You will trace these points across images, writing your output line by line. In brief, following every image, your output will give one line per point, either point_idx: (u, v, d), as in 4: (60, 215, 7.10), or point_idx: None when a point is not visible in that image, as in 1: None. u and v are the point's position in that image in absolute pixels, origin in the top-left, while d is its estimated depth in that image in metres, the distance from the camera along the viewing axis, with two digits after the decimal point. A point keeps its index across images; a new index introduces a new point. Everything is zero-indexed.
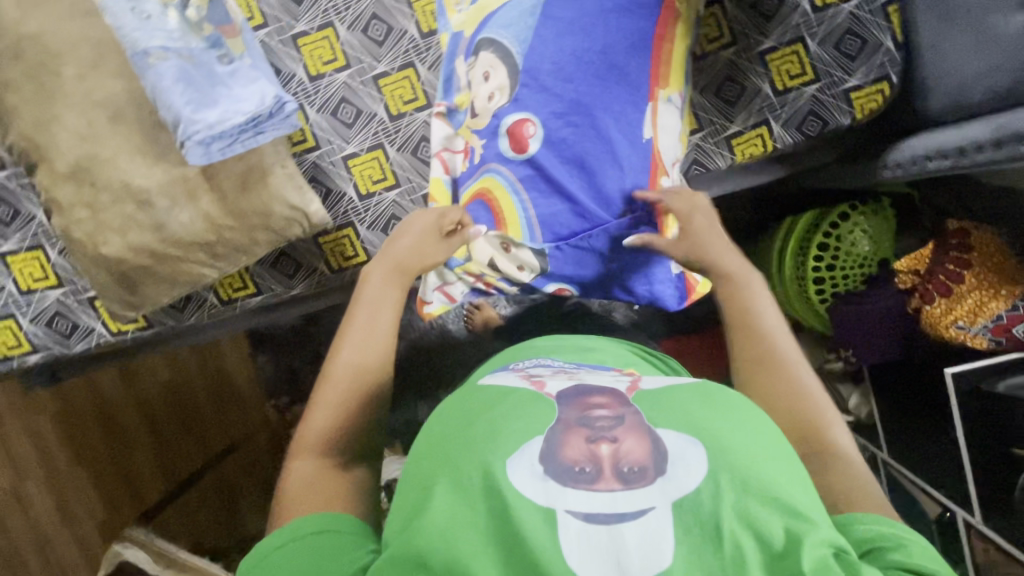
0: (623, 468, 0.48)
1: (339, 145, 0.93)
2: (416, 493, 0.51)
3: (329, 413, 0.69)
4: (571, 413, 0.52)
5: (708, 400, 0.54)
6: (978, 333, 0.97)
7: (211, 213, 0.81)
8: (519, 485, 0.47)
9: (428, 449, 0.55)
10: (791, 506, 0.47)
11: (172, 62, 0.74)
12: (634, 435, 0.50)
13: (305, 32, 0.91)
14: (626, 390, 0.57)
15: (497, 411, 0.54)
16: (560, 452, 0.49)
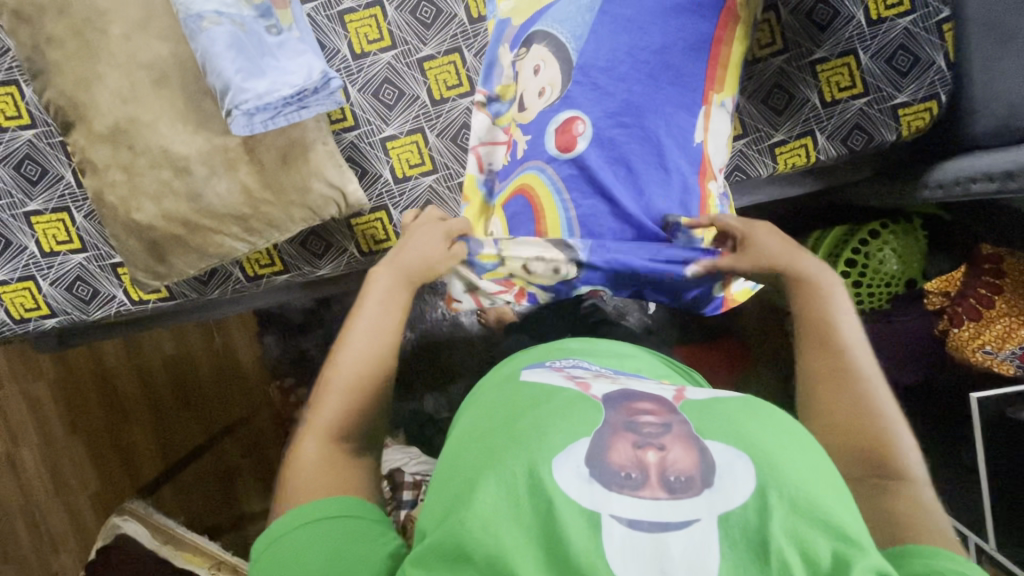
0: (670, 477, 0.45)
1: (379, 126, 0.92)
2: (455, 485, 0.48)
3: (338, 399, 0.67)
4: (619, 416, 0.50)
5: (756, 414, 0.51)
6: (1006, 359, 0.97)
7: (249, 185, 0.79)
8: (564, 484, 0.45)
9: (469, 444, 0.53)
10: (845, 531, 0.43)
11: (224, 27, 0.72)
12: (682, 444, 0.47)
13: (352, 9, 0.90)
14: (671, 398, 0.54)
15: (543, 408, 0.52)
16: (606, 455, 0.46)
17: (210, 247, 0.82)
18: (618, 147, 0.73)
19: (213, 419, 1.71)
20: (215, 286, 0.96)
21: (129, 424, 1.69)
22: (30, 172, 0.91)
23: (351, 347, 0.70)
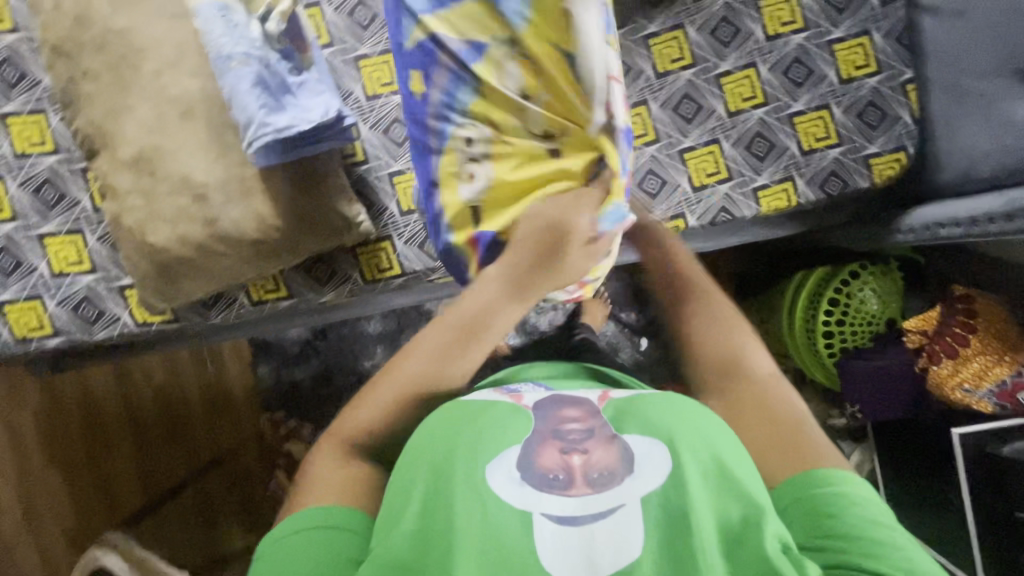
0: (593, 474, 0.54)
1: (387, 162, 0.97)
2: (396, 498, 0.56)
3: (368, 418, 0.64)
4: (547, 426, 0.57)
5: (673, 401, 0.60)
6: (983, 398, 1.01)
7: (263, 212, 0.83)
8: (497, 489, 0.53)
9: (414, 458, 0.57)
10: (751, 497, 0.52)
11: (252, 68, 0.77)
12: (602, 446, 0.55)
13: (367, 54, 0.97)
14: (597, 398, 0.62)
15: (475, 425, 0.58)
16: (535, 461, 0.55)
17: (222, 271, 0.85)
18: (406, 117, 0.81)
19: (201, 450, 1.68)
20: (221, 310, 0.98)
21: (112, 454, 1.65)
22: (49, 196, 0.95)
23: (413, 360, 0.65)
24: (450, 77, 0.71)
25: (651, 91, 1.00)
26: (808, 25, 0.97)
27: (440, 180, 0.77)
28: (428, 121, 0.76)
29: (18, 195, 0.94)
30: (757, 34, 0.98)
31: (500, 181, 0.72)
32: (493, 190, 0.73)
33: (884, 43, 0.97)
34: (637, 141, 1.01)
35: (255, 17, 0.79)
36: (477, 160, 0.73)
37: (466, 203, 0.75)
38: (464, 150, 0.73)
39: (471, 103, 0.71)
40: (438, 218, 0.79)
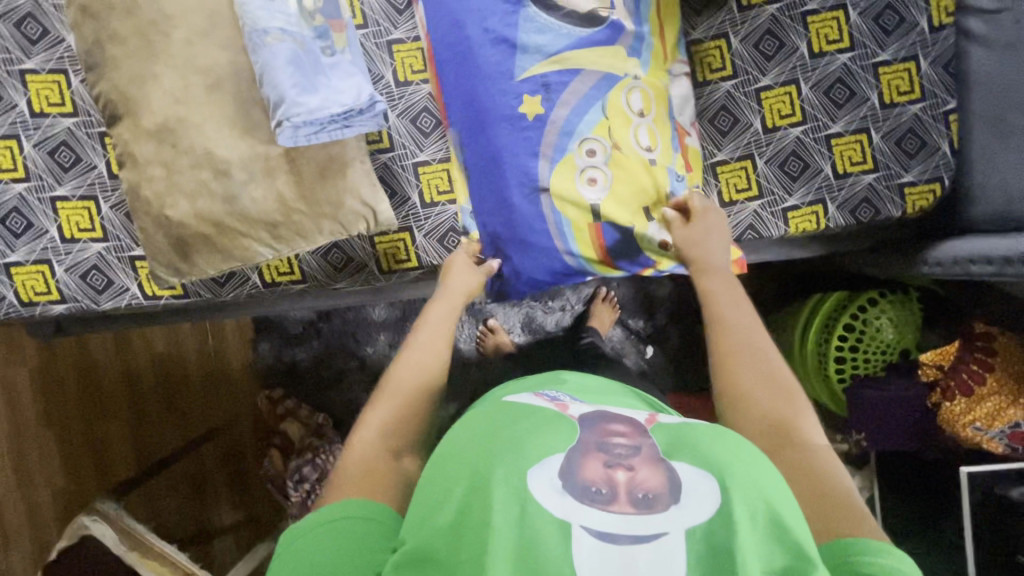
0: (637, 494, 0.50)
1: (413, 151, 0.95)
2: (432, 494, 0.53)
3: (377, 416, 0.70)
4: (592, 437, 0.54)
5: (723, 437, 0.55)
6: (993, 437, 1.00)
7: (286, 194, 0.81)
8: (539, 495, 0.50)
9: (451, 457, 0.55)
10: (801, 548, 0.48)
11: (286, 44, 0.75)
12: (649, 465, 0.52)
13: (401, 39, 0.94)
14: (644, 420, 0.59)
15: (525, 425, 0.55)
16: (578, 472, 0.51)
17: (238, 250, 0.83)
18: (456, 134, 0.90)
19: (196, 423, 1.67)
20: (231, 290, 0.96)
21: (107, 421, 1.64)
22: (64, 158, 0.92)
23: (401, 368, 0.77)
24: (574, 105, 0.85)
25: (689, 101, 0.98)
26: (854, 45, 0.95)
27: (551, 184, 0.85)
28: (544, 135, 0.85)
29: (32, 156, 0.92)
30: (802, 50, 0.95)
31: (620, 192, 0.85)
32: (615, 195, 0.86)
33: (930, 70, 0.95)
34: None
35: None
36: (600, 167, 0.85)
37: (589, 200, 0.85)
38: (587, 156, 0.85)
39: (597, 123, 0.85)
40: (543, 217, 0.86)
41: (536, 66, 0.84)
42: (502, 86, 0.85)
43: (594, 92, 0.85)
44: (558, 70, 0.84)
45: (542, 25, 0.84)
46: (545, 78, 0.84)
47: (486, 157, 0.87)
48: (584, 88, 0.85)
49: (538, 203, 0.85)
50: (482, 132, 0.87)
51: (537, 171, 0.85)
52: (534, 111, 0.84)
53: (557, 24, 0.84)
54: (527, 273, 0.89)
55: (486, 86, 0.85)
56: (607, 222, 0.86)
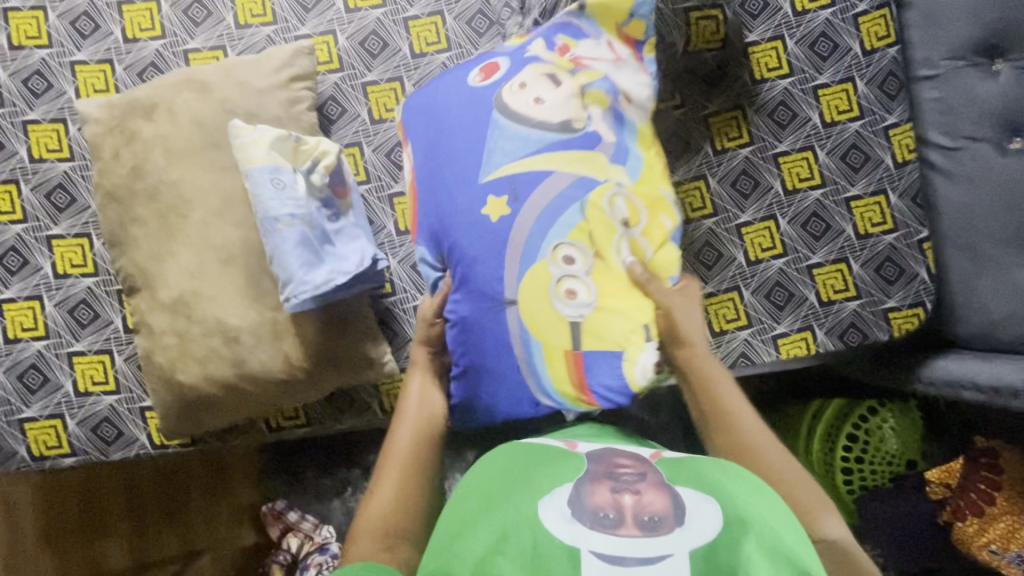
0: (644, 517, 0.57)
1: (413, 294, 1.00)
2: (460, 520, 0.62)
3: (384, 494, 0.74)
4: (600, 468, 0.64)
5: (727, 469, 0.63)
6: (1012, 561, 0.98)
7: (291, 354, 0.85)
8: (546, 518, 0.58)
9: (473, 488, 0.66)
10: (792, 559, 0.54)
11: (295, 227, 0.80)
12: (654, 490, 0.60)
13: (401, 192, 1.01)
14: (650, 455, 0.68)
15: (537, 467, 0.66)
16: (588, 499, 0.59)
17: (248, 407, 0.87)
18: (431, 253, 0.86)
19: (195, 541, 1.53)
20: (238, 436, 0.98)
21: (107, 537, 1.51)
22: (82, 316, 0.97)
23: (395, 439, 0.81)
24: (542, 212, 0.78)
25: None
26: (825, 182, 1.01)
27: (520, 297, 0.77)
28: (509, 244, 0.78)
29: (53, 315, 0.97)
30: (777, 187, 1.01)
31: (603, 310, 0.77)
32: (594, 315, 0.77)
33: (899, 202, 1.01)
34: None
35: (300, 171, 0.84)
36: (579, 278, 0.77)
37: (567, 318, 0.77)
38: (562, 266, 0.77)
39: (573, 227, 0.77)
40: (508, 335, 0.78)
41: (508, 169, 0.79)
42: (467, 195, 0.80)
43: (570, 194, 0.78)
44: (529, 173, 0.79)
45: (511, 133, 0.80)
46: (512, 181, 0.79)
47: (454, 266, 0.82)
48: (557, 188, 0.78)
49: (503, 319, 0.78)
50: (449, 242, 0.82)
51: (502, 285, 0.78)
52: (499, 215, 0.79)
53: (529, 133, 0.79)
54: (495, 402, 0.82)
55: (454, 195, 0.81)
56: (589, 351, 0.77)
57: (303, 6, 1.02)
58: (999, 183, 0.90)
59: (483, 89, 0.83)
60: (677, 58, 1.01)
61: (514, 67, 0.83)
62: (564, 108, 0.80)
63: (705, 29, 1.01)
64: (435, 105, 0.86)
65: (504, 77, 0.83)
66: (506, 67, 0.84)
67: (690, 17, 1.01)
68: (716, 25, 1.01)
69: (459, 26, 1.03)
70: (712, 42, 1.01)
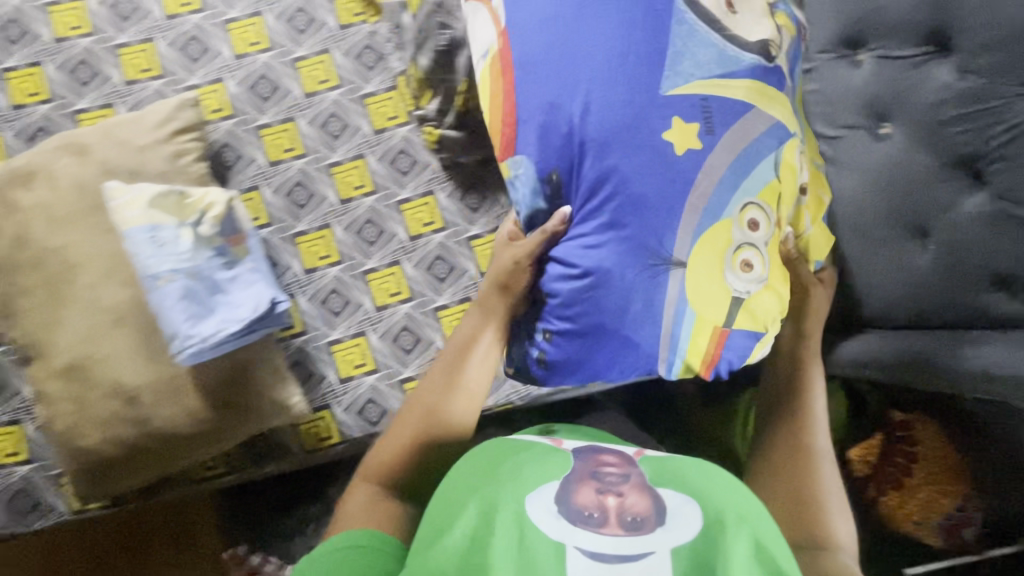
0: (628, 517, 0.54)
1: (324, 331, 1.00)
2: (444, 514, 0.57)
3: (398, 445, 0.74)
4: (587, 466, 0.60)
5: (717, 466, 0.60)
6: (931, 529, 1.04)
7: (194, 408, 0.85)
8: (535, 516, 0.55)
9: (456, 480, 0.60)
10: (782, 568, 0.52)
11: (177, 282, 0.81)
12: (638, 491, 0.57)
13: (304, 232, 1.02)
14: (634, 452, 0.64)
15: (527, 457, 0.62)
16: (574, 496, 0.56)
17: (158, 464, 0.87)
18: (540, 178, 0.76)
19: None
20: (160, 492, 0.97)
21: None
22: None
23: (428, 387, 0.79)
24: (733, 165, 0.73)
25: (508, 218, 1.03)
26: None
27: (688, 259, 0.72)
28: (693, 179, 0.72)
29: None
30: None
31: (770, 287, 0.75)
32: (764, 288, 0.75)
33: None
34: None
35: (187, 223, 0.85)
36: (757, 249, 0.74)
37: (732, 291, 0.74)
38: (746, 230, 0.74)
39: (767, 185, 0.74)
40: (665, 300, 0.73)
41: (694, 88, 0.73)
42: (638, 107, 0.72)
43: (762, 145, 0.74)
44: (722, 100, 0.73)
45: (704, 44, 0.74)
46: (703, 102, 0.73)
47: (596, 203, 0.73)
48: (755, 129, 0.74)
49: (657, 279, 0.72)
50: (603, 179, 0.73)
51: (670, 243, 0.72)
52: (682, 145, 0.72)
53: (721, 43, 0.74)
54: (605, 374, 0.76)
55: (621, 104, 0.72)
56: (736, 329, 0.74)
57: (189, 56, 1.03)
58: (875, 166, 0.87)
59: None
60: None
61: None
62: (758, 24, 0.76)
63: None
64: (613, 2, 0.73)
65: None
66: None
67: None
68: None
69: (348, 63, 1.04)
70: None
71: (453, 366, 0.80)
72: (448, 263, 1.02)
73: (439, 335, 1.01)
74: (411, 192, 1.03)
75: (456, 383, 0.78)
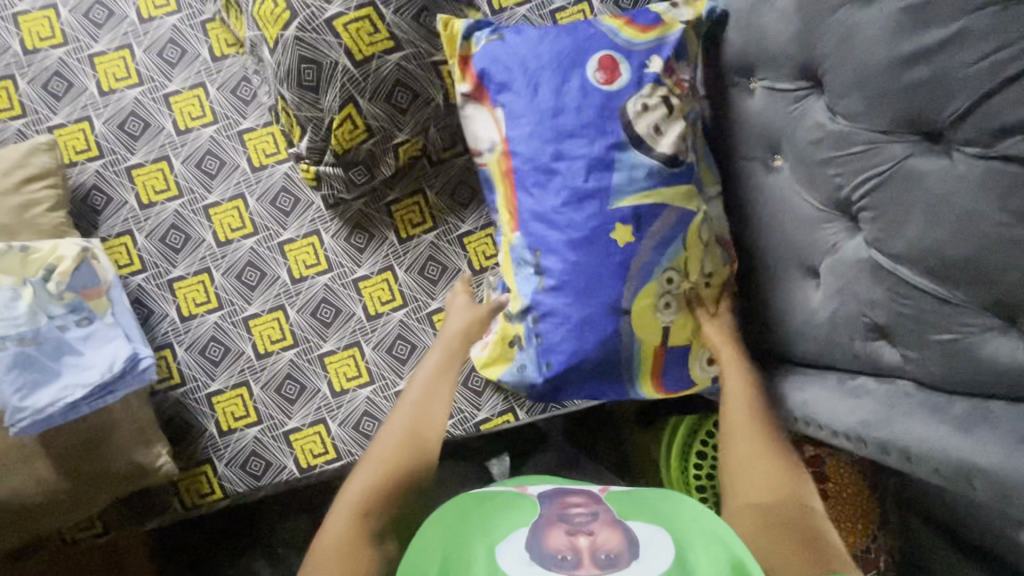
0: (601, 556, 0.52)
1: (204, 382, 0.96)
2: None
3: (372, 471, 0.64)
4: (553, 510, 0.57)
5: (679, 504, 0.58)
6: None
7: (45, 477, 0.80)
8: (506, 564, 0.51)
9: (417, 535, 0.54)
10: None
11: (9, 349, 0.77)
12: (607, 528, 0.54)
13: (181, 277, 0.97)
14: (597, 491, 0.62)
15: (486, 501, 0.59)
16: (543, 541, 0.53)
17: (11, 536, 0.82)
18: (528, 249, 0.84)
19: None
20: (29, 557, 0.92)
21: None
22: None
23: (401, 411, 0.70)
24: (661, 239, 0.80)
25: (396, 257, 0.99)
26: None
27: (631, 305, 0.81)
28: (634, 265, 0.80)
29: None
30: None
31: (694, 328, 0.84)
32: (682, 328, 0.84)
33: None
34: (385, 308, 0.98)
35: (30, 281, 0.80)
36: (675, 299, 0.82)
37: (661, 326, 0.82)
38: (665, 285, 0.81)
39: (679, 255, 0.81)
40: (617, 342, 0.81)
41: (628, 199, 0.80)
42: (596, 209, 0.80)
43: (671, 233, 0.81)
44: (648, 204, 0.80)
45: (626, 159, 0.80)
46: (637, 210, 0.80)
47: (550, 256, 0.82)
48: (666, 227, 0.81)
49: (614, 326, 0.81)
50: (555, 250, 0.82)
51: (619, 297, 0.80)
52: (625, 242, 0.80)
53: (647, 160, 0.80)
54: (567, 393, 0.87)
55: (576, 212, 0.81)
56: (674, 352, 0.84)
57: (52, 94, 0.97)
58: (772, 203, 0.84)
59: (608, 99, 0.81)
60: (349, 81, 0.85)
61: (633, 82, 0.83)
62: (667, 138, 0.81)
63: (360, 34, 0.84)
64: (563, 107, 0.82)
65: (626, 94, 0.82)
66: (629, 78, 0.83)
67: (337, 27, 0.83)
68: (372, 27, 0.84)
69: (223, 97, 0.99)
70: (378, 46, 0.85)
71: (429, 381, 0.75)
72: (334, 306, 0.98)
73: (325, 383, 0.97)
74: (295, 232, 0.98)
75: (426, 416, 0.70)
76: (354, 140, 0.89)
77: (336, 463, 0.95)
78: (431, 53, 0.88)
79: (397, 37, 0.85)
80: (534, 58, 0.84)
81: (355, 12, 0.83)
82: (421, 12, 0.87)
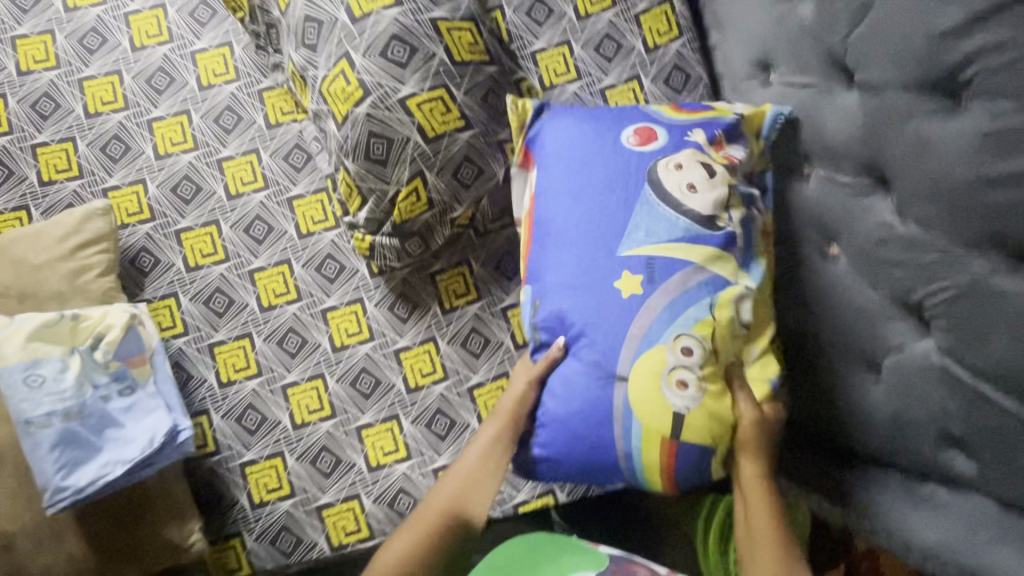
0: None
1: (238, 451, 0.94)
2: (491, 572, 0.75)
3: (414, 531, 0.71)
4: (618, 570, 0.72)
5: None
6: None
7: (76, 555, 0.78)
8: None
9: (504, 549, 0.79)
10: None
11: (53, 427, 0.75)
12: None
13: (222, 341, 0.96)
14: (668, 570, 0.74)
15: (563, 554, 0.76)
16: None
17: None
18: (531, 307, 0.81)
19: None
20: None
21: None
22: None
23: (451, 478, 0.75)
24: (674, 299, 0.73)
25: (438, 328, 0.97)
26: None
27: (631, 374, 0.73)
28: (639, 323, 0.73)
29: None
30: None
31: (711, 409, 0.72)
32: (699, 412, 0.72)
33: None
34: (425, 380, 0.96)
35: (79, 350, 0.80)
36: (692, 371, 0.72)
37: (673, 409, 0.72)
38: (679, 356, 0.72)
39: (700, 320, 0.72)
40: (611, 412, 0.74)
41: (644, 248, 0.75)
42: (602, 257, 0.76)
43: (692, 295, 0.73)
44: (666, 257, 0.75)
45: (651, 209, 0.76)
46: (649, 263, 0.74)
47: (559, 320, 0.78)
48: (688, 283, 0.74)
49: (609, 395, 0.74)
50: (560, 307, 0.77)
51: (616, 361, 0.74)
52: (629, 294, 0.74)
53: (676, 215, 0.75)
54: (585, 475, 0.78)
55: (584, 263, 0.77)
56: (685, 442, 0.72)
57: (110, 156, 0.99)
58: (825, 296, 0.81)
59: (638, 159, 0.79)
60: (420, 156, 0.86)
61: (673, 146, 0.80)
62: (714, 202, 0.76)
63: (433, 113, 0.85)
64: (589, 165, 0.80)
65: (662, 154, 0.79)
66: (666, 144, 0.80)
67: (411, 106, 0.84)
68: (444, 107, 0.86)
69: (275, 163, 1.00)
70: (449, 125, 0.86)
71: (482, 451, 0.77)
72: (373, 377, 0.96)
73: (362, 457, 0.94)
74: (338, 299, 0.98)
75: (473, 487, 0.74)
76: (413, 212, 0.88)
77: (369, 541, 0.92)
78: (496, 131, 0.90)
79: (466, 116, 0.87)
80: (574, 127, 0.84)
81: (428, 93, 0.85)
82: (488, 95, 0.89)
